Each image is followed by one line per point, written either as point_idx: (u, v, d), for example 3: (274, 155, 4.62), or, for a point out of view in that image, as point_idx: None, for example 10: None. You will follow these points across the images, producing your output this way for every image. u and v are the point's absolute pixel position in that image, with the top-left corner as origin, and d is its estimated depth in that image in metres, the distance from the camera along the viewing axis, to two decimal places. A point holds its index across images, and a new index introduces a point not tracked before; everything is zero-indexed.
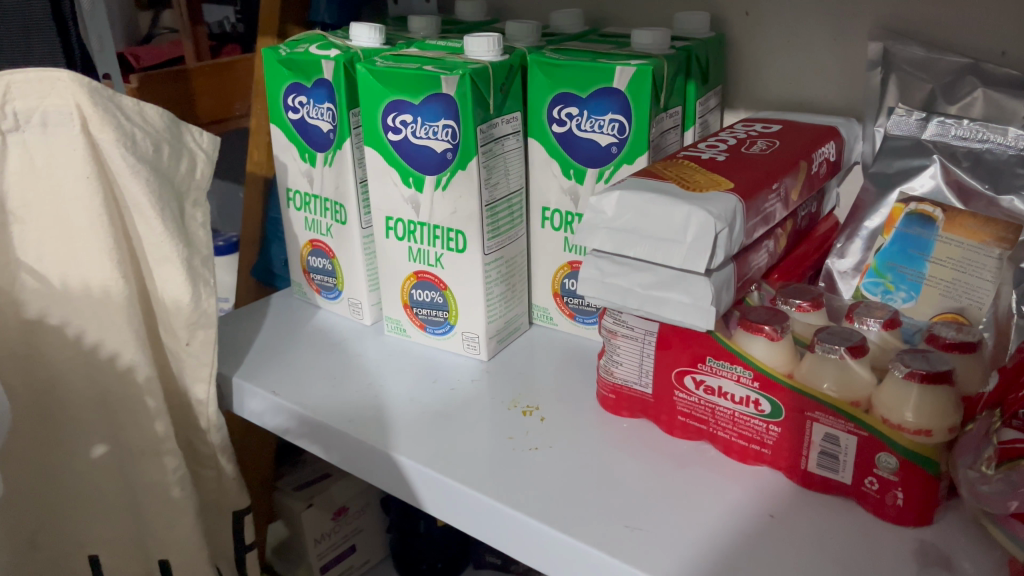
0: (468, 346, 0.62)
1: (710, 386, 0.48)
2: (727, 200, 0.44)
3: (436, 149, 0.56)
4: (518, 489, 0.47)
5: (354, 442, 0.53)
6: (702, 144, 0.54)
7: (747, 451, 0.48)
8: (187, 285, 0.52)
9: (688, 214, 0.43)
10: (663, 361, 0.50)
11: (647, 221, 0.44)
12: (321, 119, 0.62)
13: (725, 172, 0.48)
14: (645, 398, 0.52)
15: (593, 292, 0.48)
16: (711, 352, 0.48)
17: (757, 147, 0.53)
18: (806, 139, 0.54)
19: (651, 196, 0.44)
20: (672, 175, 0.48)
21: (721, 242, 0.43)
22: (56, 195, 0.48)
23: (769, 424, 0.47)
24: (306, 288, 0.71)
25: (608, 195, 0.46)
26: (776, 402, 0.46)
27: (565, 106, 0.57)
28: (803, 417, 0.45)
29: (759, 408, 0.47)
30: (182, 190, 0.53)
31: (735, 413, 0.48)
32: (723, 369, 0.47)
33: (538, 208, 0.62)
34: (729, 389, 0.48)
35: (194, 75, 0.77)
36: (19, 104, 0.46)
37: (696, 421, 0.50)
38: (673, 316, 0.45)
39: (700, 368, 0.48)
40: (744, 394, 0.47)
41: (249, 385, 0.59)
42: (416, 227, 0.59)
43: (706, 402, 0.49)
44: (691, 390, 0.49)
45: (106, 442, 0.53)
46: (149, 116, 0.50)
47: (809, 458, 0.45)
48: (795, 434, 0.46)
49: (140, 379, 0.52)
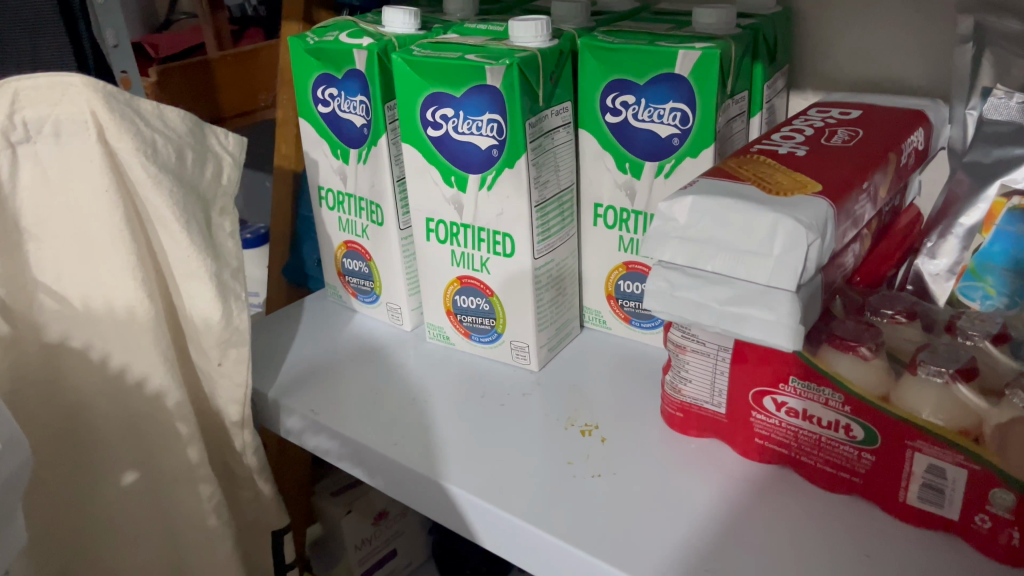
0: (516, 355, 0.57)
1: (793, 409, 0.44)
2: (817, 205, 0.39)
3: (480, 146, 0.51)
4: (583, 521, 0.43)
5: (400, 468, 0.49)
6: (775, 135, 0.49)
7: (836, 480, 0.44)
8: (217, 302, 0.48)
9: (775, 223, 0.38)
10: (739, 381, 0.46)
11: (726, 230, 0.40)
12: (354, 113, 0.57)
13: (809, 171, 0.43)
14: (718, 419, 0.48)
15: (660, 307, 0.43)
16: (794, 371, 0.43)
17: (838, 137, 0.47)
18: (892, 127, 0.49)
19: (730, 201, 0.40)
20: (749, 175, 0.43)
21: (813, 254, 0.38)
22: (74, 210, 0.44)
23: (862, 451, 0.42)
24: (342, 292, 0.67)
25: (679, 200, 0.41)
26: (870, 427, 0.41)
27: (620, 94, 0.52)
28: (901, 445, 0.40)
29: (851, 434, 0.42)
30: (208, 197, 0.49)
31: (822, 438, 0.43)
32: (808, 391, 0.43)
33: (590, 203, 0.57)
34: (815, 412, 0.43)
35: (215, 66, 0.73)
36: (29, 113, 0.42)
37: (776, 445, 0.46)
38: (755, 335, 0.40)
39: (782, 389, 0.44)
40: (832, 419, 0.42)
41: (285, 402, 0.56)
42: (459, 229, 0.55)
43: (789, 425, 0.45)
44: (771, 412, 0.45)
45: (137, 468, 0.50)
46: (170, 119, 0.46)
47: (908, 490, 0.41)
48: (892, 464, 0.41)
49: (171, 406, 0.48)
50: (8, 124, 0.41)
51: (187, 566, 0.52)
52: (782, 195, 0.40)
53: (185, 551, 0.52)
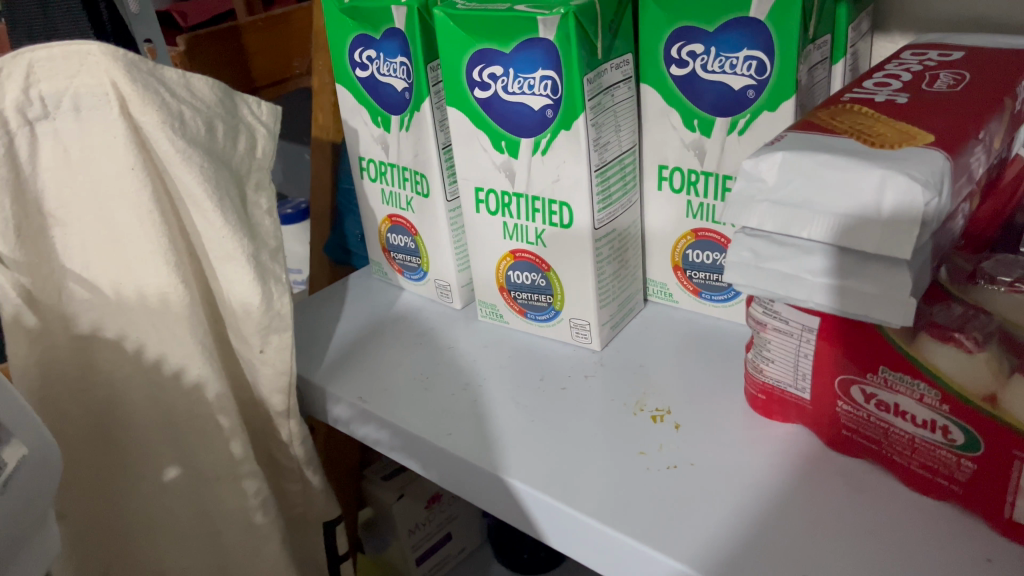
0: (577, 334, 0.53)
1: (884, 402, 0.39)
2: (933, 157, 0.33)
3: (533, 106, 0.47)
4: (662, 519, 0.39)
5: (456, 461, 0.45)
6: (868, 83, 0.43)
7: (931, 487, 0.38)
8: (255, 285, 0.45)
9: (881, 180, 0.32)
10: (824, 365, 0.41)
11: (822, 190, 0.34)
12: (395, 76, 0.53)
13: (915, 120, 0.37)
14: (803, 407, 0.43)
15: (745, 280, 0.39)
16: (886, 361, 0.38)
17: (942, 81, 0.41)
18: (1003, 66, 0.42)
19: (828, 157, 0.34)
20: (845, 128, 0.37)
21: (931, 218, 0.32)
22: (100, 192, 0.41)
23: (961, 457, 0.37)
24: (387, 268, 0.63)
25: (767, 158, 0.36)
26: (971, 432, 0.36)
27: (688, 43, 0.47)
28: (1008, 455, 0.35)
29: (949, 437, 0.37)
30: (241, 173, 0.46)
31: (915, 438, 0.38)
32: (900, 383, 0.38)
33: (654, 166, 0.52)
34: (908, 409, 0.38)
35: (246, 32, 0.68)
36: (45, 87, 0.38)
37: (864, 440, 0.41)
38: (855, 310, 0.36)
39: (870, 379, 0.39)
40: (927, 418, 0.37)
41: (332, 390, 0.52)
42: (512, 199, 0.51)
43: (879, 420, 0.40)
44: (859, 403, 0.40)
45: (178, 464, 0.47)
46: (198, 89, 0.43)
47: (1015, 506, 0.35)
48: (995, 473, 0.35)
49: (210, 398, 0.45)
50: (25, 99, 0.38)
51: (234, 563, 0.49)
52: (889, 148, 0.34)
53: (231, 549, 0.49)
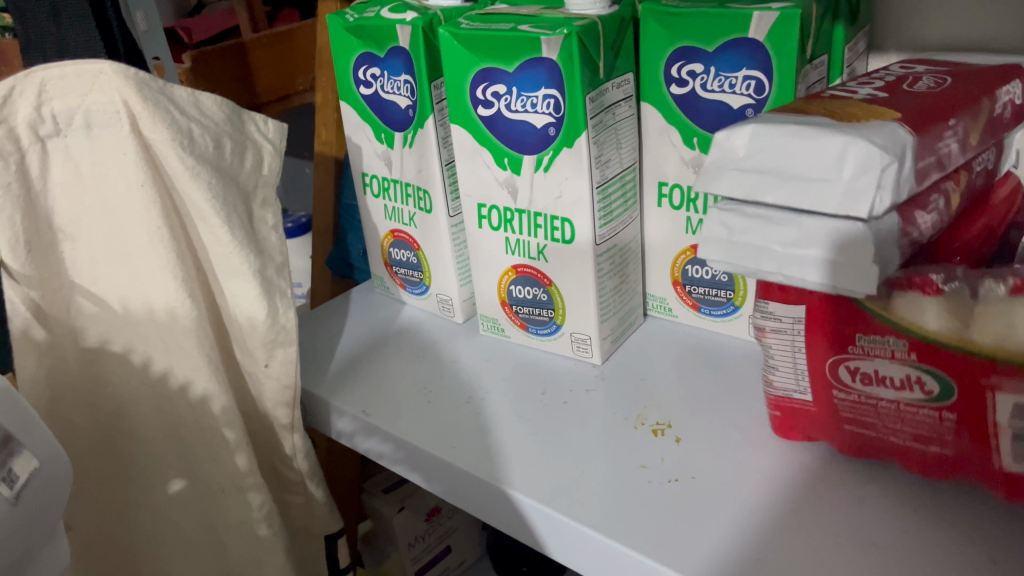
0: (578, 348, 0.54)
1: (866, 374, 0.39)
2: (895, 130, 0.33)
3: (536, 124, 0.47)
4: (664, 532, 0.39)
5: (458, 474, 0.46)
6: (851, 82, 0.44)
7: (926, 454, 0.38)
8: (261, 300, 0.45)
9: (845, 144, 0.33)
10: (814, 353, 0.40)
11: (790, 157, 0.35)
12: (399, 93, 0.54)
13: (890, 107, 0.37)
14: (806, 409, 0.43)
15: (719, 255, 0.38)
16: (860, 327, 0.38)
17: (924, 81, 0.42)
18: (988, 75, 0.43)
19: (796, 126, 0.35)
20: (820, 111, 0.37)
21: (889, 181, 0.32)
22: (109, 207, 0.41)
23: (941, 411, 0.37)
24: (389, 282, 0.64)
25: (740, 129, 0.37)
26: (944, 377, 0.36)
27: (688, 63, 0.48)
28: (979, 388, 0.35)
29: (925, 389, 0.37)
30: (248, 189, 0.46)
31: (899, 405, 0.38)
32: (875, 347, 0.38)
33: (654, 183, 0.53)
34: (885, 372, 0.38)
35: (251, 49, 0.69)
36: (57, 104, 0.39)
37: (861, 425, 0.40)
38: (824, 280, 0.35)
39: (851, 354, 0.39)
40: (902, 376, 0.37)
41: (335, 403, 0.53)
42: (514, 215, 0.51)
43: (866, 397, 0.39)
44: (848, 385, 0.40)
45: (183, 476, 0.48)
46: (207, 107, 0.43)
47: (999, 442, 0.35)
48: (975, 414, 0.35)
49: (216, 412, 0.45)
50: (37, 116, 0.38)
51: None
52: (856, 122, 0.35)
53: (235, 561, 0.49)
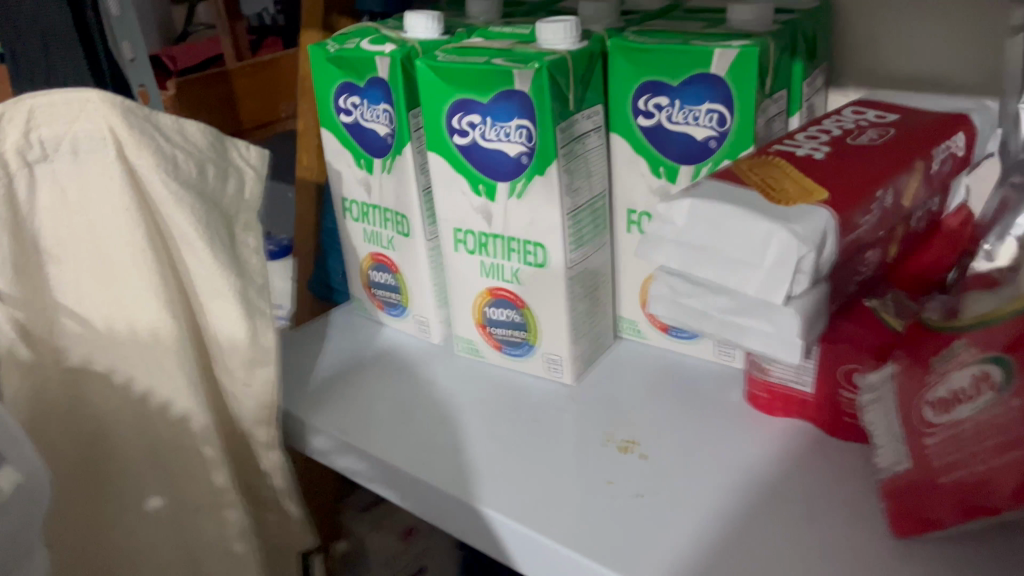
0: (550, 368, 0.55)
1: (943, 399, 0.36)
2: (818, 216, 0.36)
3: (509, 153, 0.49)
4: (630, 546, 0.41)
5: (431, 489, 0.47)
6: (799, 135, 0.46)
7: (1016, 468, 0.34)
8: (242, 320, 0.47)
9: (769, 233, 0.36)
10: (904, 405, 0.38)
11: (720, 236, 0.38)
12: (378, 121, 0.55)
13: (822, 174, 0.40)
14: (909, 484, 0.38)
15: (665, 312, 0.42)
16: (933, 346, 0.37)
17: (866, 137, 0.45)
18: (929, 129, 0.46)
19: (727, 208, 0.37)
20: (756, 179, 0.40)
21: (806, 269, 0.36)
22: (94, 231, 0.43)
23: (1009, 401, 0.34)
24: (367, 305, 0.65)
25: (678, 202, 0.39)
26: (998, 356, 0.34)
27: (654, 96, 0.50)
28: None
29: (991, 381, 0.34)
30: (230, 213, 0.48)
31: (976, 420, 0.35)
32: (942, 363, 0.37)
33: (623, 210, 0.55)
34: (955, 386, 0.36)
35: (234, 77, 0.71)
36: (46, 131, 0.40)
37: (956, 471, 0.35)
38: (755, 347, 0.39)
39: (929, 383, 0.37)
40: (969, 382, 0.35)
41: (313, 422, 0.54)
42: (489, 239, 0.53)
43: (950, 430, 0.36)
44: (934, 427, 0.36)
45: (163, 493, 0.48)
46: (191, 134, 0.45)
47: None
48: None
49: (196, 429, 0.46)
50: (26, 143, 0.40)
51: None
52: (785, 205, 0.38)
53: None
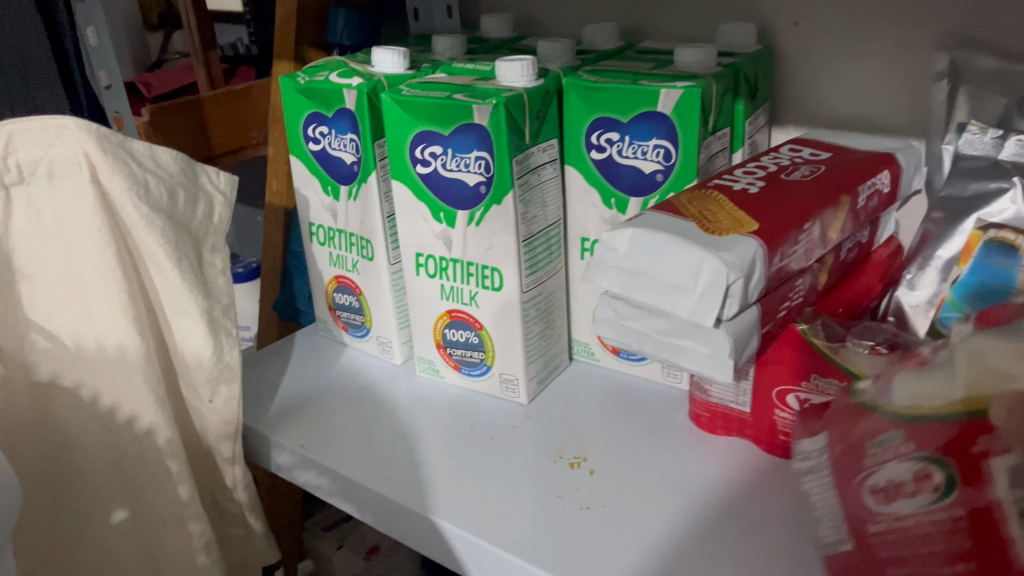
0: (506, 388, 0.58)
1: (879, 486, 0.36)
2: (746, 245, 0.40)
3: (468, 182, 0.52)
4: (576, 558, 0.43)
5: (388, 501, 0.49)
6: (738, 171, 0.50)
7: None
8: (208, 339, 0.49)
9: (701, 260, 0.39)
10: (847, 484, 0.38)
11: (658, 263, 0.41)
12: (345, 150, 0.58)
13: (756, 208, 0.43)
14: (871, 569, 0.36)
15: (610, 335, 0.45)
16: (870, 433, 0.37)
17: (798, 173, 0.48)
18: (858, 167, 0.49)
19: (665, 237, 0.41)
20: (694, 212, 0.43)
21: (735, 294, 0.39)
22: (66, 251, 0.45)
23: (949, 511, 0.33)
24: (333, 326, 0.68)
25: (620, 232, 0.43)
26: (942, 463, 0.33)
27: (605, 132, 0.53)
28: (973, 459, 0.32)
29: (931, 484, 0.34)
30: (199, 236, 0.50)
31: (916, 520, 0.34)
32: (884, 452, 0.36)
33: (577, 238, 0.58)
34: (896, 478, 0.35)
35: (207, 104, 0.73)
36: (23, 155, 0.42)
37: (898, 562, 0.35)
38: (691, 367, 0.42)
39: (866, 467, 0.37)
40: (910, 477, 0.34)
41: (276, 438, 0.56)
42: (449, 264, 0.56)
43: (897, 522, 0.35)
44: (875, 513, 0.36)
45: (127, 506, 0.49)
46: (162, 160, 0.47)
47: (1009, 527, 0.31)
48: (977, 495, 0.32)
49: (161, 443, 0.48)
50: (3, 166, 0.42)
51: None
52: (715, 234, 0.41)
53: None
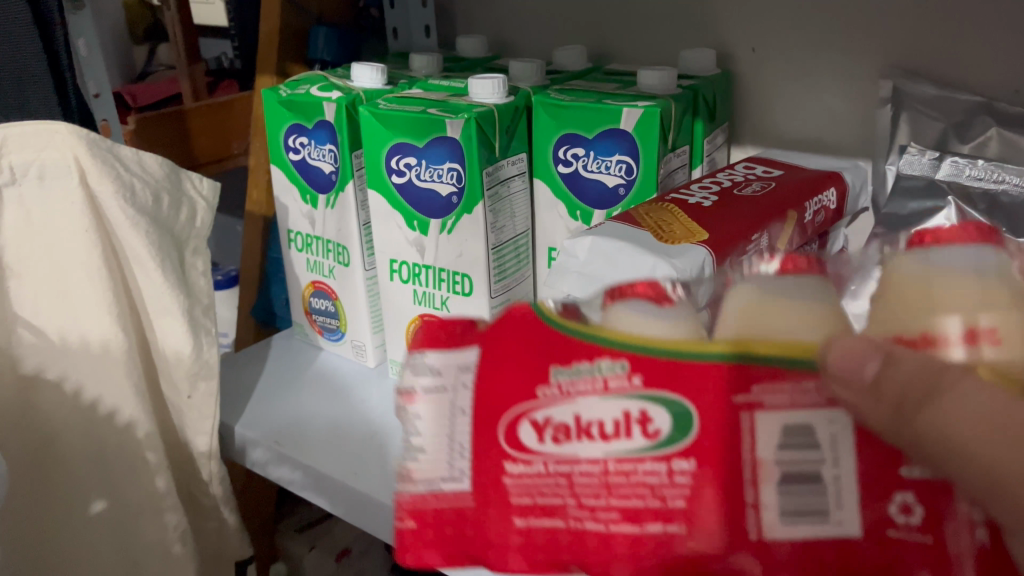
0: None
1: (559, 425, 0.30)
2: (695, 253, 0.43)
3: (441, 192, 0.55)
4: None
5: (358, 495, 0.51)
6: (693, 186, 0.53)
7: (642, 541, 0.30)
8: (188, 337, 0.51)
9: (653, 267, 0.42)
10: (485, 411, 0.31)
11: (614, 269, 0.43)
12: (324, 160, 0.61)
13: (707, 219, 0.47)
14: (463, 510, 0.32)
15: None
16: (557, 360, 0.30)
17: (750, 189, 0.52)
18: (806, 184, 0.53)
19: (621, 245, 0.44)
20: (650, 222, 0.46)
21: None
22: (53, 250, 0.47)
23: (669, 462, 0.29)
24: (309, 330, 0.70)
25: (581, 240, 0.46)
26: (674, 402, 0.28)
27: (571, 147, 0.56)
28: (732, 407, 0.28)
29: (647, 430, 0.29)
30: (182, 238, 0.52)
31: (608, 468, 0.29)
32: (576, 380, 0.30)
33: (544, 248, 0.61)
34: (591, 417, 0.29)
35: (191, 115, 0.76)
36: (16, 157, 0.45)
37: (546, 509, 0.31)
38: None
39: (541, 399, 0.30)
40: (618, 418, 0.29)
41: (251, 435, 0.58)
42: (421, 270, 0.58)
43: (559, 464, 0.30)
44: (534, 452, 0.31)
45: (105, 497, 0.51)
46: (149, 165, 0.49)
47: (760, 492, 0.28)
48: (719, 453, 0.28)
49: (140, 436, 0.50)
50: None
51: None
52: (668, 242, 0.44)
53: None
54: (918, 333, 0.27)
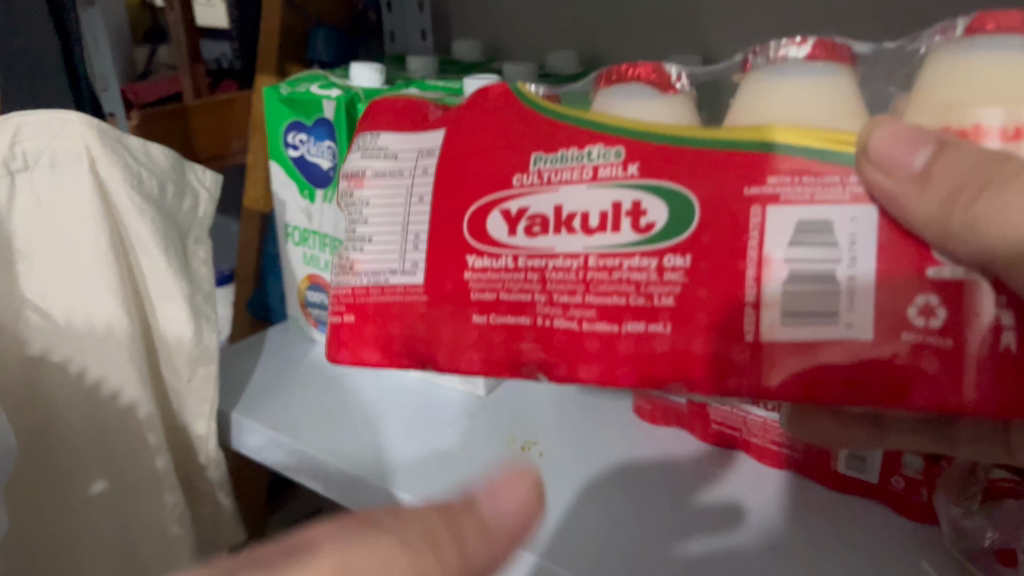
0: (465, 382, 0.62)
1: (536, 214, 0.35)
2: None
3: None
4: None
5: (352, 478, 0.53)
6: None
7: (645, 343, 0.33)
8: (189, 322, 0.53)
9: None
10: (455, 204, 0.37)
11: None
12: (322, 157, 0.63)
13: None
14: (414, 303, 0.38)
15: None
16: (541, 147, 0.36)
17: None
18: None
19: None
20: None
21: None
22: (63, 235, 0.48)
23: (659, 258, 0.33)
24: (305, 324, 0.72)
25: None
26: (670, 189, 0.33)
27: None
28: (743, 201, 0.31)
29: (638, 224, 0.33)
30: (184, 227, 0.55)
31: (592, 261, 0.34)
32: (562, 169, 0.35)
33: None
34: (576, 207, 0.34)
35: (193, 112, 0.78)
36: (28, 144, 0.46)
37: (512, 300, 0.35)
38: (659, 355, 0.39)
39: (521, 182, 0.36)
40: (609, 208, 0.34)
41: (248, 421, 0.60)
42: None
43: (531, 255, 0.35)
44: (513, 237, 0.36)
45: (106, 477, 0.53)
46: (155, 155, 0.52)
47: (762, 291, 0.31)
48: (719, 255, 0.32)
49: (141, 416, 0.53)
50: (9, 153, 0.45)
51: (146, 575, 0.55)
52: None
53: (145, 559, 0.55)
54: (960, 124, 0.30)
